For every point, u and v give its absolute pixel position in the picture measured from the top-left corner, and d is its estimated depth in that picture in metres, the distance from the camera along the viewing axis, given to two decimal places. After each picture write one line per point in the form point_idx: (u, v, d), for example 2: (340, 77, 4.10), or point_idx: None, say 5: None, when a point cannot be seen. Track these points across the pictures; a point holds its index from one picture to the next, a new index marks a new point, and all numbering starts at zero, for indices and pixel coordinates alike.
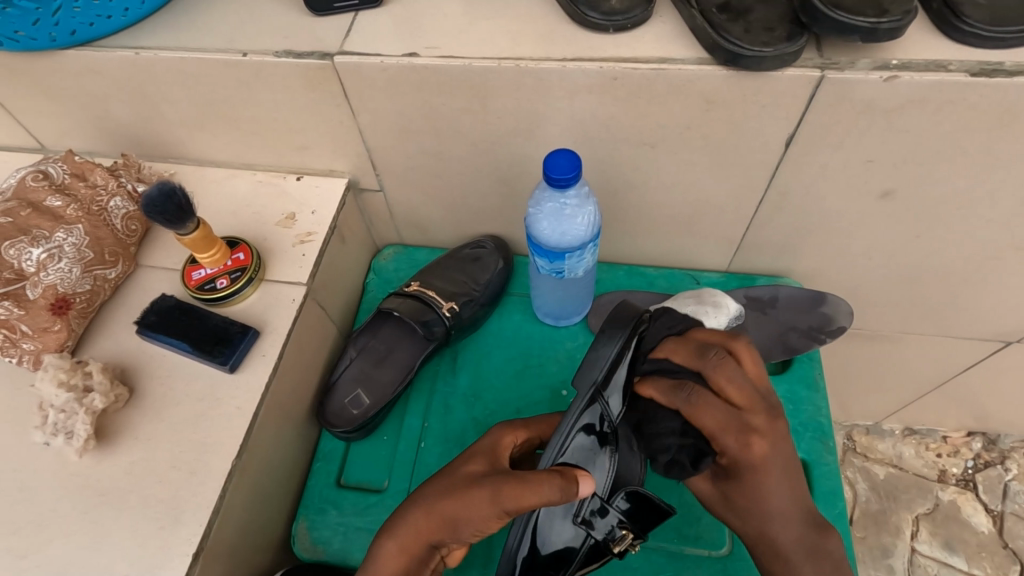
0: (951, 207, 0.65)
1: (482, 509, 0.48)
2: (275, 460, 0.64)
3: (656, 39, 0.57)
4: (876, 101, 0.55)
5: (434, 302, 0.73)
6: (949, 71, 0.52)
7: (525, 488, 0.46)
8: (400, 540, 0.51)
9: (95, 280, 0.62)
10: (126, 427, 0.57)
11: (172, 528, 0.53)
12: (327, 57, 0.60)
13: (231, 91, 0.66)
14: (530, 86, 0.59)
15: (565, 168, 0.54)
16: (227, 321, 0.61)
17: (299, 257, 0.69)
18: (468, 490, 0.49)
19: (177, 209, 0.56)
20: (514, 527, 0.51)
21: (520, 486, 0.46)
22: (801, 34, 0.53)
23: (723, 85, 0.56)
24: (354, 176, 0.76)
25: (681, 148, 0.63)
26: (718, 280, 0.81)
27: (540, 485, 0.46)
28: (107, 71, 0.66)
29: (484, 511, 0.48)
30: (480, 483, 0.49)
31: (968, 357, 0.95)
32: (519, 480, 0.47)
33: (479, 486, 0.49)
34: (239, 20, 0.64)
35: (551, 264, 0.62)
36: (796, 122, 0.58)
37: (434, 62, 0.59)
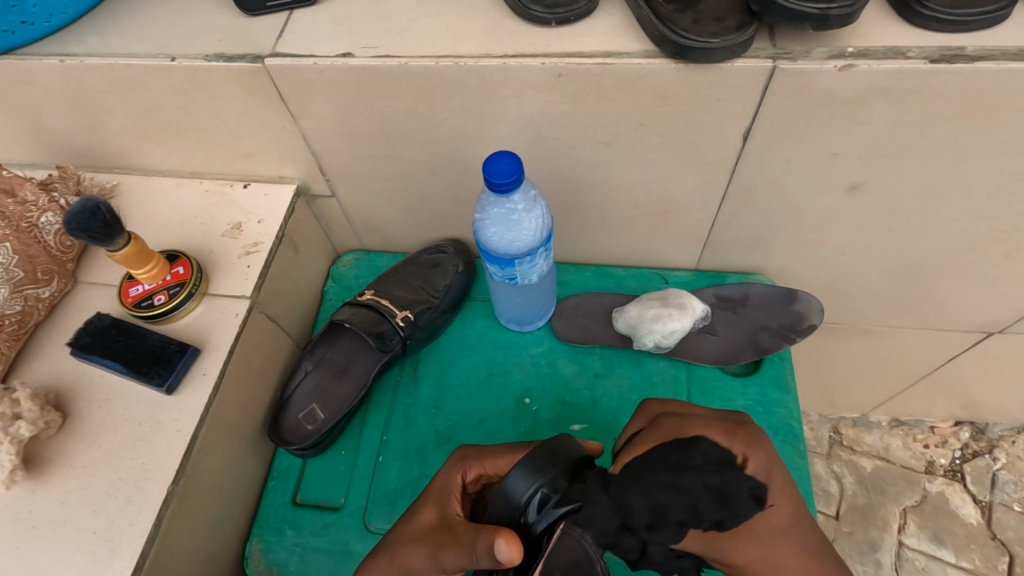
0: (921, 199, 0.62)
1: (423, 562, 0.49)
2: (223, 483, 0.61)
3: (603, 31, 0.54)
4: (834, 90, 0.52)
5: (389, 311, 0.70)
6: (909, 58, 0.49)
7: (450, 549, 0.47)
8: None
9: (27, 300, 0.60)
10: (60, 455, 0.55)
11: (105, 562, 0.51)
12: (259, 60, 0.57)
13: (165, 98, 0.63)
14: (473, 84, 0.56)
15: (506, 172, 0.51)
16: (165, 340, 0.59)
17: (244, 270, 0.66)
18: (414, 544, 0.50)
19: (104, 226, 0.53)
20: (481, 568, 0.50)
21: (451, 545, 0.47)
22: (752, 22, 0.50)
23: (674, 79, 0.53)
24: (304, 183, 0.73)
25: (637, 146, 0.61)
26: (687, 278, 0.79)
27: (463, 548, 0.46)
28: (34, 80, 0.63)
29: (424, 564, 0.49)
30: (424, 542, 0.50)
31: (951, 349, 0.93)
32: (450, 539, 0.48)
33: (423, 544, 0.49)
34: (168, 23, 0.61)
35: (502, 271, 0.60)
36: (752, 115, 0.55)
37: (370, 62, 0.55)
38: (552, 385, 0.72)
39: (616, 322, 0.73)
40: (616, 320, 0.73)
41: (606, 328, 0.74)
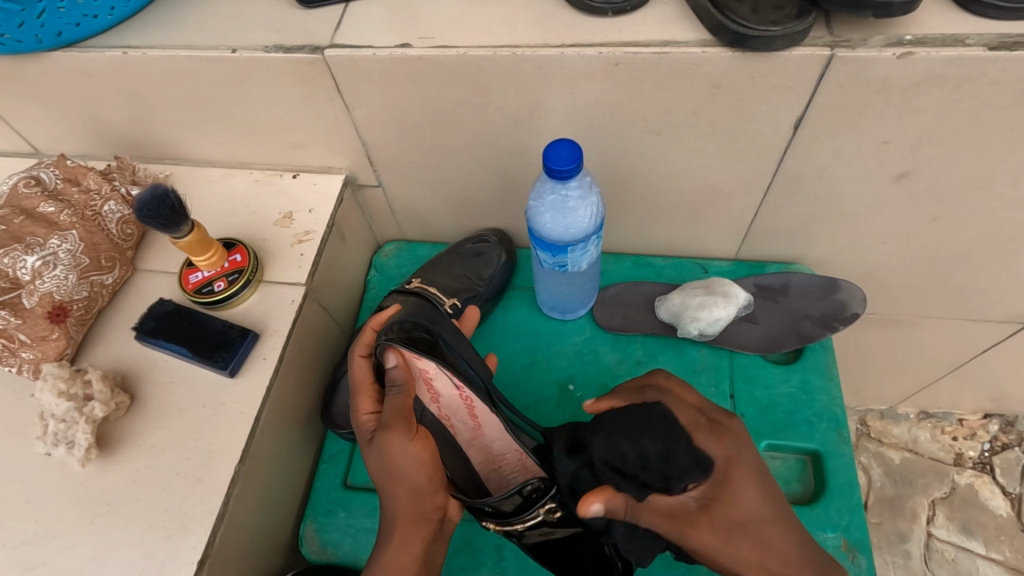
0: (968, 187, 0.63)
1: (403, 462, 0.50)
2: (279, 464, 0.63)
3: (658, 21, 0.55)
4: (890, 78, 0.52)
5: (436, 299, 0.71)
6: (967, 45, 0.49)
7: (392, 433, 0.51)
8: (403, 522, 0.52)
9: (93, 286, 0.61)
10: (128, 434, 0.57)
11: (177, 537, 0.52)
12: (318, 51, 0.58)
13: (222, 89, 0.64)
14: (527, 74, 0.57)
15: (565, 159, 0.52)
16: (226, 325, 0.60)
17: (298, 257, 0.67)
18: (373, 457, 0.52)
19: (171, 214, 0.55)
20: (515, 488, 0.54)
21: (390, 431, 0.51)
22: (810, 10, 0.50)
23: (730, 67, 0.53)
24: (352, 173, 0.74)
25: (687, 135, 0.61)
26: (727, 268, 0.79)
27: (396, 414, 0.52)
28: (96, 73, 0.64)
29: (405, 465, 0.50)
30: (374, 451, 0.52)
31: (986, 339, 0.93)
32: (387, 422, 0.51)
33: (375, 453, 0.52)
34: (225, 16, 0.62)
35: (554, 258, 0.61)
36: (805, 104, 0.56)
37: (428, 52, 0.57)
38: (596, 372, 0.73)
39: (658, 310, 0.73)
40: (658, 309, 0.74)
41: (648, 317, 0.75)
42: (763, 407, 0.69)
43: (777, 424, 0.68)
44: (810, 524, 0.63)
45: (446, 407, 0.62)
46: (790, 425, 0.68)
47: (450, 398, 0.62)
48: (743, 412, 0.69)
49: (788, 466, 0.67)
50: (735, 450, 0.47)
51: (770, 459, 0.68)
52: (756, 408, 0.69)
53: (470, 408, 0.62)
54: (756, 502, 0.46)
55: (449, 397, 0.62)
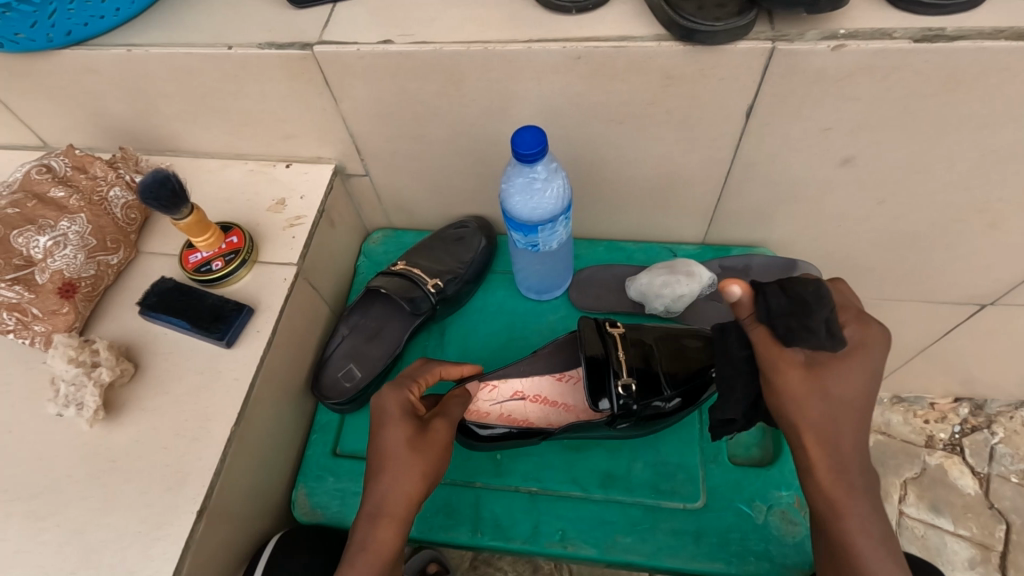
0: (910, 171, 0.68)
1: (423, 477, 0.56)
2: (272, 431, 0.68)
3: (617, 19, 0.60)
4: (827, 69, 0.57)
5: (419, 280, 0.76)
6: (893, 38, 0.54)
7: (431, 452, 0.58)
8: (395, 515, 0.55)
9: (99, 265, 0.66)
10: (132, 399, 0.62)
11: (177, 489, 0.57)
12: (307, 47, 0.63)
13: (219, 84, 0.69)
14: (499, 68, 0.62)
15: (531, 144, 0.57)
16: (223, 300, 0.65)
17: (289, 240, 0.72)
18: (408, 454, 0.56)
19: (171, 195, 0.60)
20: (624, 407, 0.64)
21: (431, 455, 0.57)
22: (751, 8, 0.55)
23: (681, 60, 0.59)
24: (341, 162, 0.79)
25: (648, 123, 0.66)
26: (694, 251, 0.84)
27: (437, 443, 0.58)
28: (102, 69, 0.69)
29: (423, 473, 0.57)
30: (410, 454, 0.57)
31: (946, 321, 0.98)
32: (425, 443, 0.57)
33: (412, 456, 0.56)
34: (221, 16, 0.67)
35: (526, 238, 0.66)
36: (752, 94, 0.61)
37: (407, 48, 0.62)
38: None
39: (628, 289, 0.78)
40: (628, 288, 0.78)
41: (618, 296, 0.80)
42: None
43: None
44: (765, 483, 0.67)
45: (541, 419, 0.73)
46: None
47: (527, 408, 0.73)
48: None
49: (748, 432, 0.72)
50: (863, 345, 0.50)
51: None
52: None
53: (542, 399, 0.74)
54: (855, 391, 0.50)
55: (529, 411, 0.73)
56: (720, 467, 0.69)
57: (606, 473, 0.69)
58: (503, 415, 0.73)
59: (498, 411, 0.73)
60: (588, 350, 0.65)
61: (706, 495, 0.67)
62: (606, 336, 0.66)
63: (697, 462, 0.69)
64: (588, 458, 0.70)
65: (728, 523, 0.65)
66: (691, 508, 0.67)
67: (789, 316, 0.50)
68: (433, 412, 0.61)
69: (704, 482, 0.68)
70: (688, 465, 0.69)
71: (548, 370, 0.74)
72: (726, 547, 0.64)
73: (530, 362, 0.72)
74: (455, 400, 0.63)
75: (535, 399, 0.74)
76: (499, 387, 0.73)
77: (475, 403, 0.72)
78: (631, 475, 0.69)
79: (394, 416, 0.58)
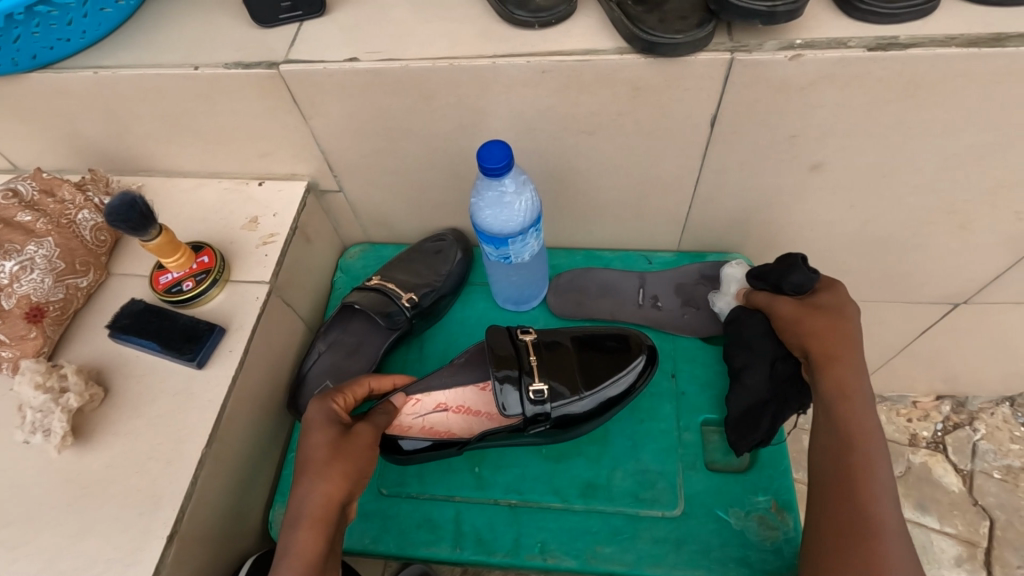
0: (876, 175, 0.69)
1: (343, 477, 0.56)
2: (249, 451, 0.67)
3: (581, 33, 0.60)
4: (787, 78, 0.58)
5: (395, 294, 0.76)
6: (850, 47, 0.55)
7: (352, 454, 0.58)
8: (314, 513, 0.54)
9: (69, 288, 0.66)
10: (103, 424, 0.61)
11: (150, 514, 0.56)
12: (274, 67, 0.63)
13: (190, 103, 0.69)
14: (467, 83, 0.63)
15: (497, 158, 0.57)
16: (195, 321, 0.65)
17: (262, 258, 0.72)
18: (331, 455, 0.57)
19: (141, 217, 0.59)
20: (575, 405, 0.66)
21: (353, 453, 0.58)
22: (711, 20, 0.56)
23: (646, 72, 0.59)
24: (314, 179, 0.79)
25: (616, 134, 0.67)
26: (670, 258, 0.85)
27: (364, 438, 0.60)
28: (71, 91, 0.69)
29: (348, 475, 0.57)
30: (334, 453, 0.57)
31: (923, 320, 0.99)
32: (349, 443, 0.58)
33: (333, 454, 0.57)
34: (190, 36, 0.67)
35: (498, 251, 0.66)
36: (717, 103, 0.62)
37: (375, 65, 0.62)
38: None
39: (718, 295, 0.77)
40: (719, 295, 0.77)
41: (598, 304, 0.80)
42: (703, 384, 0.75)
43: (716, 400, 0.73)
44: (743, 489, 0.67)
45: (463, 429, 0.71)
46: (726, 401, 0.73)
47: (447, 418, 0.71)
48: (685, 390, 0.75)
49: None
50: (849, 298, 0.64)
51: (710, 433, 0.74)
52: (697, 384, 0.75)
53: (465, 409, 0.71)
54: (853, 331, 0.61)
55: (450, 422, 0.71)
56: (699, 473, 0.69)
57: (586, 483, 0.69)
58: (425, 428, 0.70)
59: (420, 424, 0.70)
60: (496, 352, 0.66)
61: (685, 502, 0.67)
62: (517, 342, 0.68)
63: (676, 469, 0.69)
64: (569, 468, 0.70)
65: (708, 531, 0.65)
66: (670, 516, 0.66)
67: (777, 270, 0.67)
68: (360, 419, 0.63)
69: (683, 489, 0.68)
70: (667, 473, 0.69)
71: (469, 380, 0.71)
72: (706, 554, 0.64)
73: (449, 370, 0.72)
74: (381, 408, 0.64)
75: (457, 410, 0.71)
76: (421, 400, 0.70)
77: (397, 418, 0.70)
78: (610, 484, 0.69)
79: (319, 422, 0.60)
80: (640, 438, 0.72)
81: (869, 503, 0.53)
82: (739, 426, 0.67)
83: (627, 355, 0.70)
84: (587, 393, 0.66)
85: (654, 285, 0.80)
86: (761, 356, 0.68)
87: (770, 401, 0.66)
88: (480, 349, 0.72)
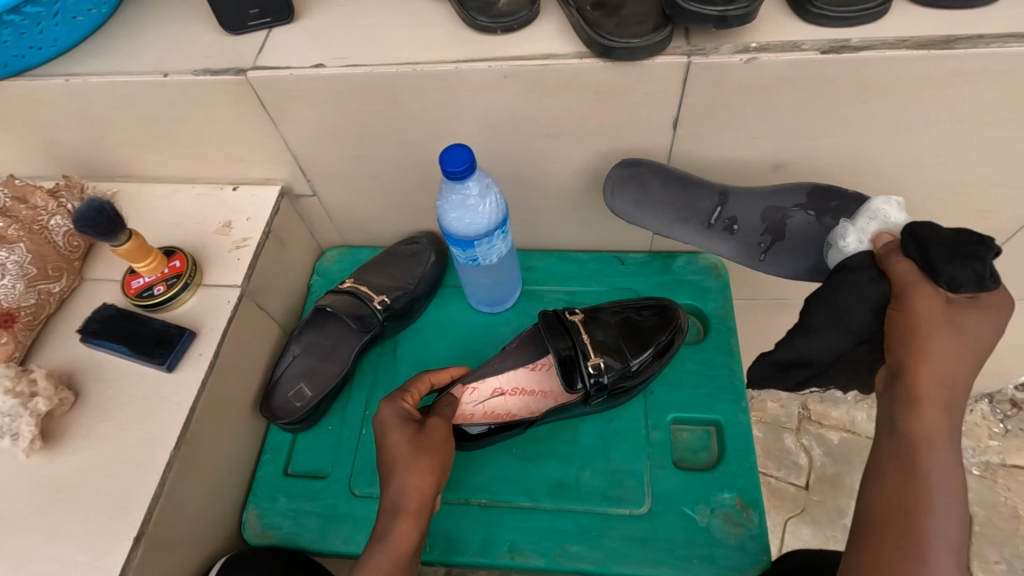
0: (838, 175, 0.70)
1: (432, 472, 0.58)
2: (221, 454, 0.68)
3: (542, 38, 0.61)
4: (744, 80, 0.59)
5: (367, 297, 0.77)
6: (803, 50, 0.56)
7: (429, 447, 0.59)
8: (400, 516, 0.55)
9: (40, 294, 0.67)
10: (74, 427, 0.62)
11: (118, 516, 0.57)
12: (242, 73, 0.64)
13: (161, 110, 0.70)
14: (432, 87, 0.63)
15: (459, 161, 0.58)
16: (165, 325, 0.65)
17: (235, 262, 0.73)
18: (410, 454, 0.58)
19: (109, 222, 0.60)
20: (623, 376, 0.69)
21: (434, 447, 0.60)
22: (667, 25, 0.57)
23: (606, 76, 0.60)
24: (288, 183, 0.80)
25: (581, 137, 0.68)
26: (643, 258, 0.86)
27: (441, 437, 0.61)
28: (44, 99, 0.70)
29: (438, 469, 0.58)
30: (420, 452, 0.58)
31: None
32: (428, 440, 0.60)
33: (420, 454, 0.58)
34: (160, 43, 0.68)
35: (465, 253, 0.67)
36: (677, 106, 0.63)
37: (340, 71, 0.63)
38: None
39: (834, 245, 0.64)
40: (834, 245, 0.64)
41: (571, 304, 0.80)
42: (672, 383, 0.76)
43: (684, 399, 0.74)
44: (709, 486, 0.68)
45: (521, 409, 0.76)
46: (695, 400, 0.74)
47: (509, 399, 0.76)
48: (654, 389, 0.75)
49: (695, 437, 0.73)
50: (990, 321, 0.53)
51: (678, 432, 0.74)
52: (666, 383, 0.76)
53: (526, 389, 0.77)
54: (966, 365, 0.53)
55: (511, 404, 0.76)
56: (667, 472, 0.70)
57: (556, 482, 0.70)
58: (487, 413, 0.75)
59: (482, 410, 0.75)
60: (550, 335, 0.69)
61: (653, 500, 0.68)
62: (567, 321, 0.71)
63: (644, 468, 0.70)
64: (540, 468, 0.71)
65: (674, 528, 0.66)
66: (638, 514, 0.67)
67: (949, 249, 0.52)
68: (429, 414, 0.64)
69: (650, 487, 0.69)
70: (636, 472, 0.70)
71: (520, 363, 0.76)
72: (672, 551, 0.65)
73: (499, 357, 0.75)
74: (445, 401, 0.66)
75: (513, 392, 0.77)
76: (478, 387, 0.75)
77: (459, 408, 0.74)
78: (580, 483, 0.70)
79: (391, 422, 0.61)
80: (610, 438, 0.72)
81: (933, 557, 0.48)
82: (772, 367, 0.66)
83: (660, 324, 0.73)
84: (633, 359, 0.70)
85: (735, 206, 0.68)
86: (845, 326, 0.60)
87: (827, 361, 0.63)
88: (531, 332, 0.74)
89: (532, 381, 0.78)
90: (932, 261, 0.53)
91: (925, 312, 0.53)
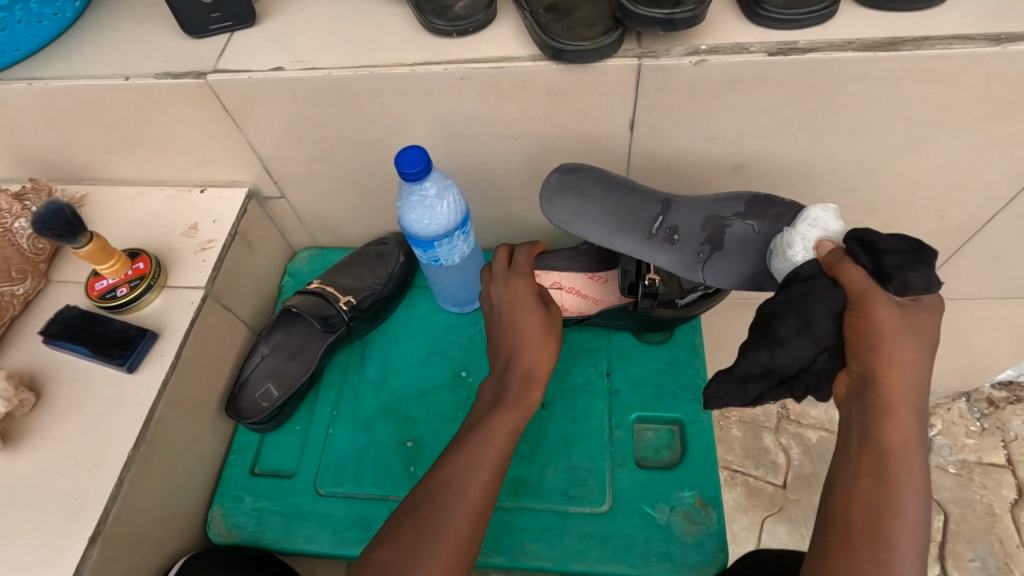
0: (796, 176, 0.70)
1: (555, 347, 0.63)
2: (184, 454, 0.69)
3: (497, 41, 0.62)
4: (696, 82, 0.60)
5: (333, 297, 0.77)
6: (751, 52, 0.57)
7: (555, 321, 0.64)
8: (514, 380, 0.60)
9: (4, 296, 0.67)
10: (34, 428, 0.62)
11: (73, 516, 0.57)
12: (201, 76, 0.65)
13: (125, 113, 0.71)
14: (390, 90, 0.64)
15: (413, 162, 0.58)
16: (126, 326, 0.66)
17: (199, 263, 0.73)
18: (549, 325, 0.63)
19: (68, 225, 0.60)
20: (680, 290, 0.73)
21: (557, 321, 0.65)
22: (618, 28, 0.57)
23: (560, 78, 0.61)
24: (255, 185, 0.81)
25: (540, 138, 0.69)
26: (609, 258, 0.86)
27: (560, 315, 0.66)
28: (8, 103, 0.70)
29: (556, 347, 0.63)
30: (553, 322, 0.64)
31: None
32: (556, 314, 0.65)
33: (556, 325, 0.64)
34: (123, 47, 0.69)
35: (425, 252, 0.68)
36: (632, 107, 0.63)
37: (298, 74, 0.63)
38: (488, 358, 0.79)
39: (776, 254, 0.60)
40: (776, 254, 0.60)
41: None
42: (636, 381, 0.76)
43: (647, 398, 0.75)
44: (669, 484, 0.69)
45: (576, 306, 0.84)
46: (657, 399, 0.75)
47: (570, 297, 0.85)
48: (618, 388, 0.76)
49: (659, 436, 0.74)
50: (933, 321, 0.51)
51: (643, 430, 0.74)
52: (630, 382, 0.76)
53: (580, 291, 0.85)
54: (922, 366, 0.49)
55: (572, 301, 0.84)
56: (628, 470, 0.70)
57: (519, 481, 0.70)
58: None
59: None
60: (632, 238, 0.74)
61: (613, 498, 0.69)
62: None
63: (606, 466, 0.70)
64: None
65: (633, 526, 0.66)
66: (598, 512, 0.68)
67: (900, 255, 0.50)
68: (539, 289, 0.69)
69: (611, 485, 0.69)
70: (597, 470, 0.70)
71: (582, 267, 0.85)
72: (631, 549, 0.65)
73: (569, 256, 0.84)
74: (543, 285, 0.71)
75: (570, 290, 0.85)
76: (541, 277, 0.84)
77: None
78: (543, 482, 0.70)
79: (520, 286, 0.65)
80: (573, 436, 0.73)
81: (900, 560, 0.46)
82: (731, 381, 0.58)
83: None
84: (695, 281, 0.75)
85: (677, 215, 0.66)
86: (815, 338, 0.53)
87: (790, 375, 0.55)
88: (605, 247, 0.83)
89: (584, 284, 0.86)
90: (886, 265, 0.50)
91: (886, 319, 0.49)
